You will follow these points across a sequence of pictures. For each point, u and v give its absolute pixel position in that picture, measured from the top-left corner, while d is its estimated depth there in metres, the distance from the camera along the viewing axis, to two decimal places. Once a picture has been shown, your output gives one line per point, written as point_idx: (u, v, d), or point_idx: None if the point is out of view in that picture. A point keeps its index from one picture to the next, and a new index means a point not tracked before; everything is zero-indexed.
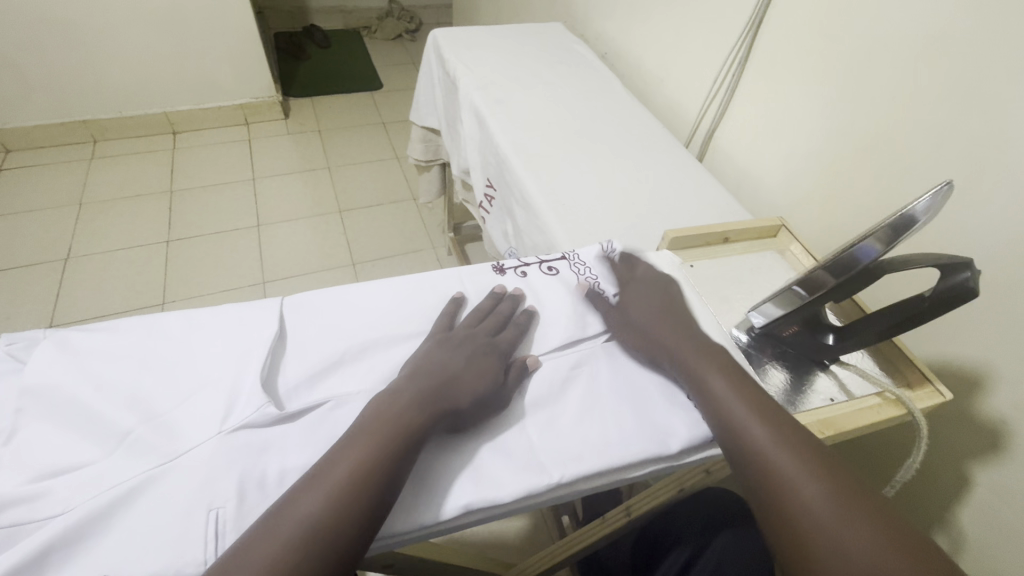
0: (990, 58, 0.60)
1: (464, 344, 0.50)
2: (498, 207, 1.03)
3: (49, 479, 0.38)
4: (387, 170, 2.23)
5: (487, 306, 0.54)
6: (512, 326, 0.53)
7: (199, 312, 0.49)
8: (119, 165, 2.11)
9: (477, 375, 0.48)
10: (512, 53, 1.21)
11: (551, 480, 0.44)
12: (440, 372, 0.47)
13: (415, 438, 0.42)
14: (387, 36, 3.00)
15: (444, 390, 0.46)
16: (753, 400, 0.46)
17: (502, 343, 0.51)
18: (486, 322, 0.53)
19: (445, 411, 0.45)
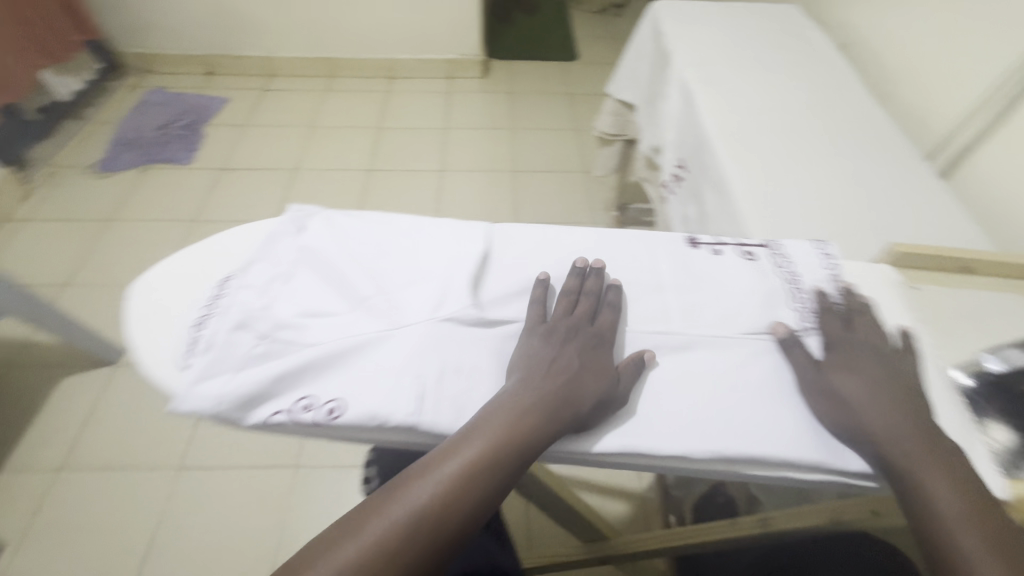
0: None
1: (571, 340, 0.48)
2: (685, 190, 1.00)
3: (311, 317, 0.49)
4: (565, 139, 2.28)
5: (575, 284, 0.52)
6: (608, 309, 0.51)
7: (427, 219, 0.57)
8: (345, 99, 2.46)
9: (603, 376, 0.46)
10: (735, 33, 1.14)
11: (708, 451, 0.44)
12: (551, 366, 0.46)
13: (539, 422, 0.43)
14: (594, 8, 3.02)
15: (566, 387, 0.45)
16: (903, 421, 0.43)
17: (605, 332, 0.49)
18: (580, 310, 0.50)
19: (567, 409, 0.44)
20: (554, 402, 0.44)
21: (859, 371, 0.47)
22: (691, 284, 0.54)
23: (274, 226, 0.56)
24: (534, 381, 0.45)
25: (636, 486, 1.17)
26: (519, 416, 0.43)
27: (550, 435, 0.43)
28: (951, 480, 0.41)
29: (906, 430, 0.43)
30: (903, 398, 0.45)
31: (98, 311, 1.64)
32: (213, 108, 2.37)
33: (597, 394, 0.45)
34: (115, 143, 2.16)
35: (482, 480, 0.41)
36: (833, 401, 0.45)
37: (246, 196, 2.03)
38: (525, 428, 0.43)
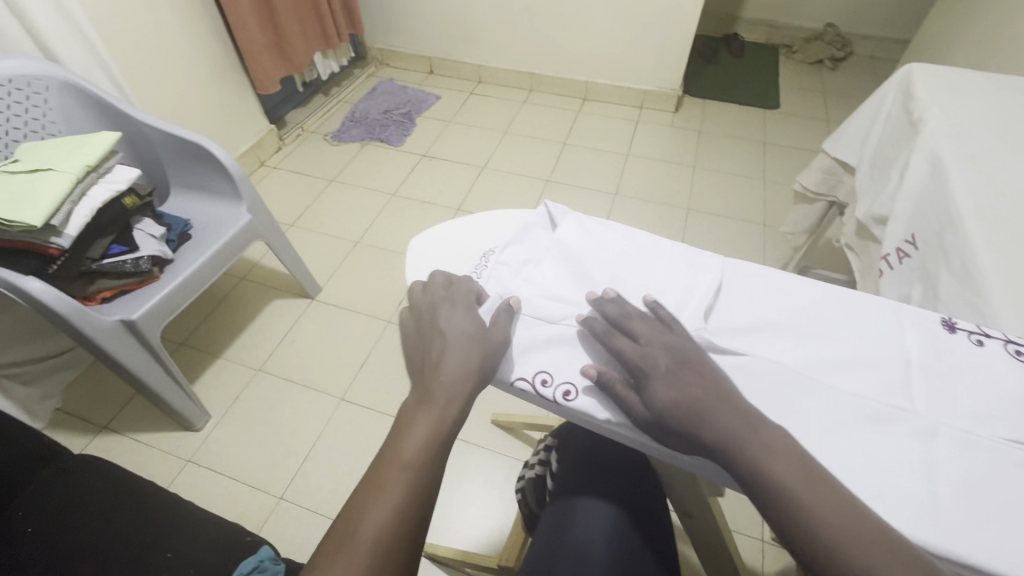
0: None
1: (437, 311, 0.54)
2: (910, 269, 0.92)
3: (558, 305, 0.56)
4: (748, 187, 2.18)
5: (428, 285, 0.57)
6: (456, 282, 0.57)
7: (664, 240, 0.61)
8: (538, 112, 2.64)
9: (471, 321, 0.52)
10: (1010, 110, 1.01)
11: (944, 550, 0.40)
12: (432, 349, 0.51)
13: (456, 396, 0.48)
14: (808, 59, 2.86)
15: (457, 362, 0.49)
16: (765, 441, 0.42)
17: (459, 297, 0.55)
18: (437, 293, 0.56)
19: (468, 375, 0.49)
20: (464, 367, 0.49)
21: (678, 381, 0.46)
22: (942, 369, 0.50)
23: (531, 217, 0.65)
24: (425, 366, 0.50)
25: (762, 566, 1.09)
26: (432, 398, 0.47)
27: (461, 399, 0.48)
28: (830, 497, 0.40)
29: (776, 452, 0.42)
30: (738, 406, 0.44)
31: (310, 253, 1.96)
32: (427, 102, 2.70)
33: (478, 343, 0.51)
34: (348, 119, 2.57)
35: (439, 451, 0.46)
36: (662, 424, 0.45)
37: (438, 181, 2.28)
38: (445, 400, 0.47)
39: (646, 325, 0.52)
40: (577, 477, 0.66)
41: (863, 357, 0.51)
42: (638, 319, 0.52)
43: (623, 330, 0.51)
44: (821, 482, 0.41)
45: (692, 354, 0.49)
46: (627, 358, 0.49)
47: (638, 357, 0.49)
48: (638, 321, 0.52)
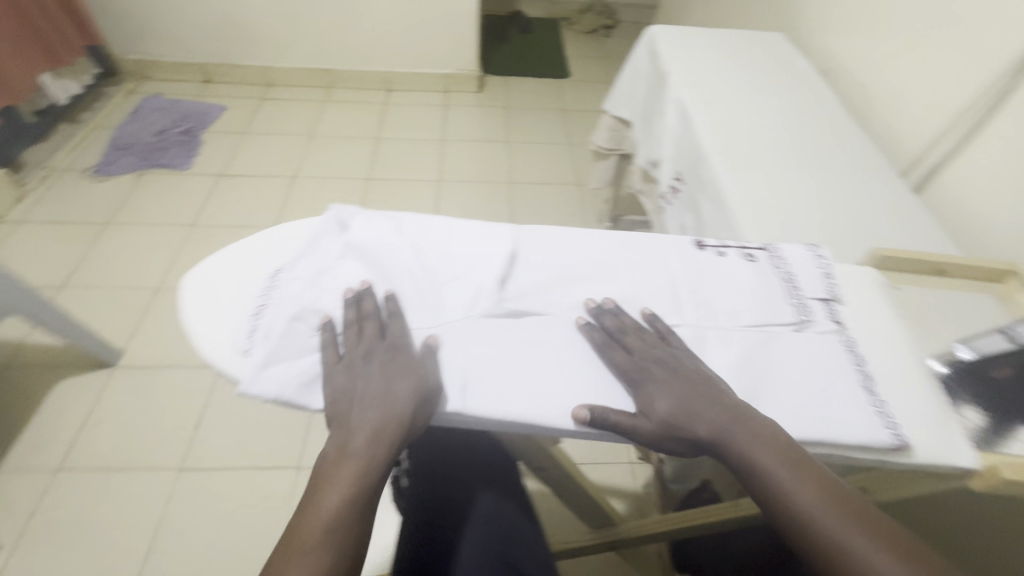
0: None
1: (366, 364, 0.50)
2: (681, 201, 1.07)
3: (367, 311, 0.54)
4: (558, 153, 2.35)
5: (355, 314, 0.53)
6: (393, 320, 0.53)
7: (458, 221, 0.62)
8: (344, 110, 2.50)
9: (406, 370, 0.50)
10: (726, 56, 1.22)
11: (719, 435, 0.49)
12: (364, 399, 0.49)
13: (383, 443, 0.47)
14: (585, 29, 3.14)
15: (388, 412, 0.48)
16: (785, 451, 0.46)
17: (399, 343, 0.52)
18: (366, 334, 0.52)
19: (396, 424, 0.48)
20: (383, 429, 0.48)
21: (673, 389, 0.50)
22: (700, 283, 0.60)
23: (318, 226, 0.60)
24: (352, 421, 0.48)
25: (632, 483, 1.22)
26: (362, 448, 0.47)
27: (387, 447, 0.47)
28: (816, 484, 0.45)
29: (764, 441, 0.47)
30: (737, 408, 0.49)
31: (97, 314, 1.63)
32: (212, 115, 2.39)
33: (415, 391, 0.49)
34: (111, 148, 2.16)
35: (366, 496, 0.46)
36: (661, 430, 0.49)
37: (246, 201, 2.05)
38: (372, 448, 0.47)
39: (653, 341, 0.54)
40: (423, 485, 0.65)
41: (642, 290, 0.59)
42: (644, 336, 0.54)
43: (626, 343, 0.53)
44: (812, 472, 0.46)
45: (687, 365, 0.52)
46: (621, 368, 0.52)
47: (637, 369, 0.51)
48: (642, 337, 0.54)
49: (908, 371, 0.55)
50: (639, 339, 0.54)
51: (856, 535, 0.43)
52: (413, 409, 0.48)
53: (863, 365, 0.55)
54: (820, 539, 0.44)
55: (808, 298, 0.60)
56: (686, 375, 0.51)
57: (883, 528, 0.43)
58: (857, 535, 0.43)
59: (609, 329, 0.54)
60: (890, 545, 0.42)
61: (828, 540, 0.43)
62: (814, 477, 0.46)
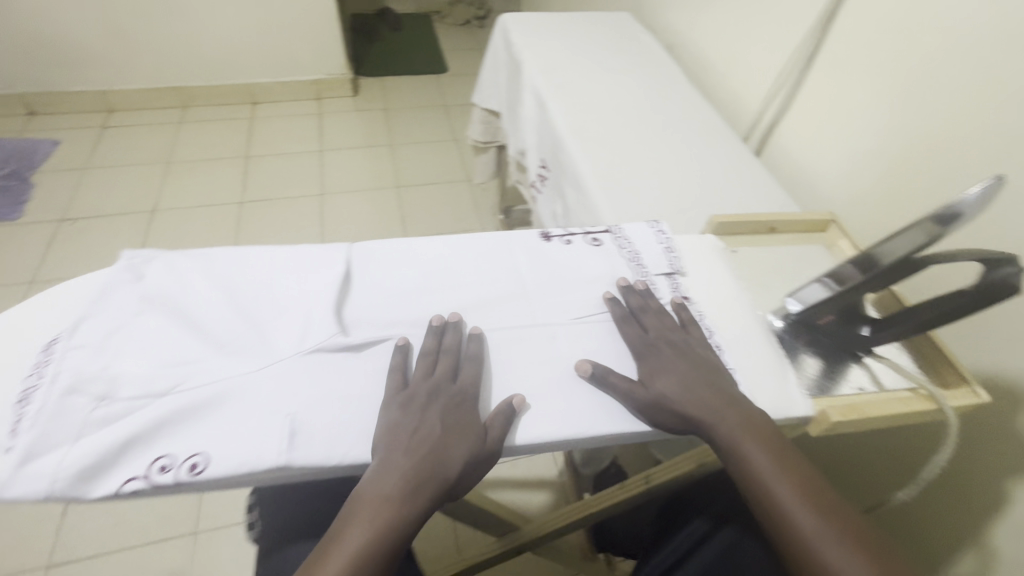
0: None
1: (431, 406, 0.47)
2: (549, 188, 1.06)
3: (168, 368, 0.46)
4: (446, 151, 2.28)
5: (432, 345, 0.50)
6: (468, 363, 0.50)
7: (281, 248, 0.56)
8: (203, 129, 2.25)
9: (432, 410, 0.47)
10: (575, 40, 1.23)
11: (575, 435, 0.47)
12: (377, 440, 0.45)
13: (394, 495, 0.43)
14: (457, 21, 3.07)
15: (407, 458, 0.44)
16: (757, 437, 0.47)
17: (468, 390, 0.48)
18: (438, 372, 0.49)
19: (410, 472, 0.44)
20: (393, 475, 0.44)
21: (678, 373, 0.51)
22: (548, 277, 0.58)
23: (106, 278, 0.51)
24: (395, 457, 0.44)
25: (552, 474, 1.22)
26: (372, 501, 0.43)
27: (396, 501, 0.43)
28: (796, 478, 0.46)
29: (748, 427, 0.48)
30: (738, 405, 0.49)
31: None
32: (40, 152, 2.07)
33: (433, 437, 0.46)
34: None
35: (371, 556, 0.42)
36: (659, 409, 0.49)
37: (97, 246, 1.80)
38: (385, 501, 0.43)
39: (670, 327, 0.54)
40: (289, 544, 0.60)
41: (489, 293, 0.56)
42: (665, 321, 0.55)
43: (638, 325, 0.54)
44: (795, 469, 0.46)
45: (697, 353, 0.53)
46: (632, 348, 0.53)
47: (649, 352, 0.52)
48: (662, 323, 0.55)
49: (749, 333, 0.57)
50: (655, 324, 0.54)
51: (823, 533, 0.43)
52: (463, 471, 0.45)
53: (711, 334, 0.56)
54: (790, 535, 0.44)
55: (653, 275, 0.60)
56: (698, 361, 0.52)
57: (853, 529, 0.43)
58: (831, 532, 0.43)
59: (628, 312, 0.55)
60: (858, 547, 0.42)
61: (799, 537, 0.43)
62: (794, 466, 0.46)
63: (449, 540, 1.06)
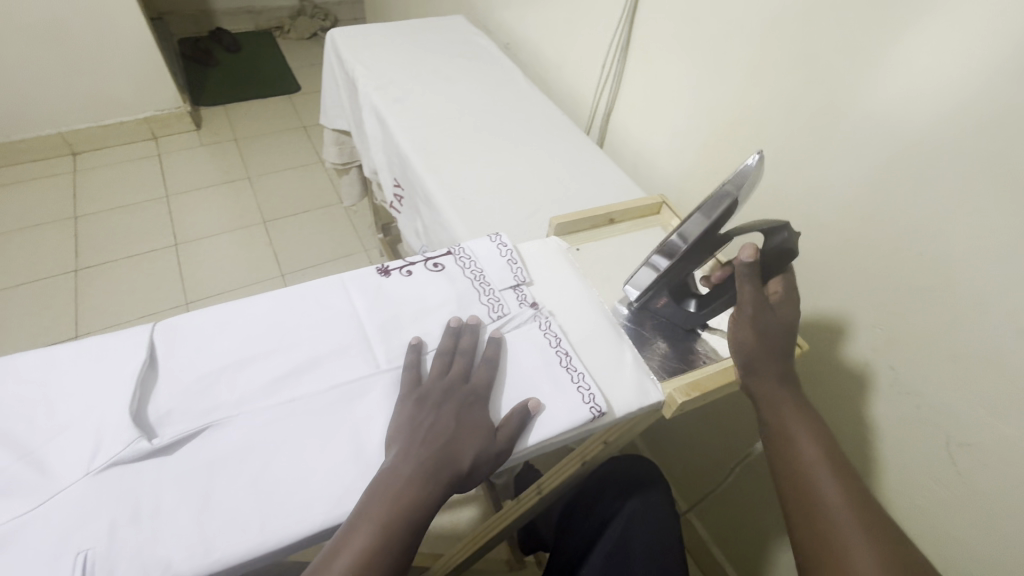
0: (813, 50, 0.68)
1: (446, 400, 0.48)
2: (406, 206, 1.03)
3: None
4: (312, 176, 2.13)
5: (448, 346, 0.53)
6: (482, 364, 0.52)
7: (62, 347, 0.47)
8: (11, 196, 1.87)
9: (469, 408, 0.48)
10: (410, 50, 1.19)
11: None
12: (430, 427, 0.45)
13: (441, 480, 0.43)
14: (302, 35, 2.88)
15: (446, 446, 0.44)
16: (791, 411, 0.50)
17: (480, 388, 0.50)
18: (452, 372, 0.51)
19: (454, 464, 0.44)
20: (441, 458, 0.44)
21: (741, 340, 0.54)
22: (389, 316, 0.55)
23: None
24: (413, 447, 0.44)
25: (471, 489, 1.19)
26: (410, 478, 0.42)
27: (440, 488, 0.43)
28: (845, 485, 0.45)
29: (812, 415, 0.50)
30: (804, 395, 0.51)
31: None
32: None
33: (480, 436, 0.46)
34: None
35: (407, 532, 0.40)
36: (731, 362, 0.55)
37: None
38: (429, 482, 0.42)
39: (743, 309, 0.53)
40: None
41: (325, 348, 0.52)
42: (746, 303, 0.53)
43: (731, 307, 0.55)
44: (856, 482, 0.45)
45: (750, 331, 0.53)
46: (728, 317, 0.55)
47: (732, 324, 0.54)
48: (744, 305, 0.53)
49: (595, 331, 0.59)
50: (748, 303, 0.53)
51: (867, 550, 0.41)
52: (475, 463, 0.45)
53: (561, 342, 0.56)
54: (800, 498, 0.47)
55: (498, 290, 0.59)
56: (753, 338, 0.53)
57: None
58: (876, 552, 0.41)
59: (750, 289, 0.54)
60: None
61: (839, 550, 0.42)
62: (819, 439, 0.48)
63: None
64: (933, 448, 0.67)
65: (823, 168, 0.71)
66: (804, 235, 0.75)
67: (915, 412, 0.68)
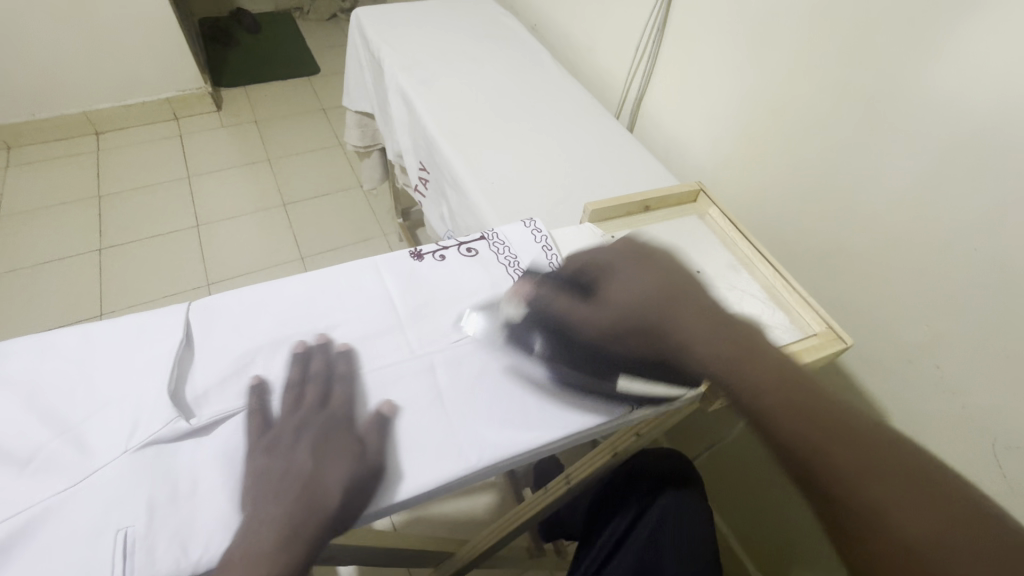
0: (866, 31, 0.65)
1: (299, 440, 0.42)
2: (432, 191, 1.01)
3: None
4: (332, 158, 2.12)
5: (296, 375, 0.46)
6: (339, 384, 0.47)
7: (99, 325, 0.47)
8: (37, 175, 1.89)
9: (330, 442, 0.43)
10: (436, 30, 1.17)
11: (465, 471, 0.44)
12: (285, 476, 0.40)
13: (313, 528, 0.39)
14: (321, 16, 2.86)
15: (306, 493, 0.40)
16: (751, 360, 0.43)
17: (337, 413, 0.45)
18: (305, 401, 0.45)
19: (321, 509, 0.39)
20: (303, 509, 0.39)
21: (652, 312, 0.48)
22: (423, 300, 0.54)
23: None
24: (269, 503, 0.39)
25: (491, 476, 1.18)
26: (276, 543, 0.37)
27: (313, 538, 0.38)
28: (820, 415, 0.39)
29: (743, 349, 0.44)
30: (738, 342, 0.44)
31: None
32: None
33: (347, 470, 0.42)
34: None
35: None
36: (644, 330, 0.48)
37: None
38: (297, 538, 0.38)
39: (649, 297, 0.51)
40: None
41: (360, 331, 0.51)
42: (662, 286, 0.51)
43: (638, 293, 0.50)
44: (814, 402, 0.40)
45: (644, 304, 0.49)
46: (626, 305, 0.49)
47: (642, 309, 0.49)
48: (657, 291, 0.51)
49: None
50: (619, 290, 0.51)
51: (877, 478, 0.36)
52: (343, 499, 0.40)
53: None
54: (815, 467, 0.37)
55: (534, 276, 0.58)
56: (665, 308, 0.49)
57: (927, 488, 0.35)
58: (889, 477, 0.36)
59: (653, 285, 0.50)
60: (943, 510, 0.34)
61: (857, 493, 0.36)
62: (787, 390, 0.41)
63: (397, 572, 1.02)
64: (976, 449, 0.64)
65: (871, 157, 0.68)
66: (848, 226, 0.72)
67: (960, 412, 0.65)
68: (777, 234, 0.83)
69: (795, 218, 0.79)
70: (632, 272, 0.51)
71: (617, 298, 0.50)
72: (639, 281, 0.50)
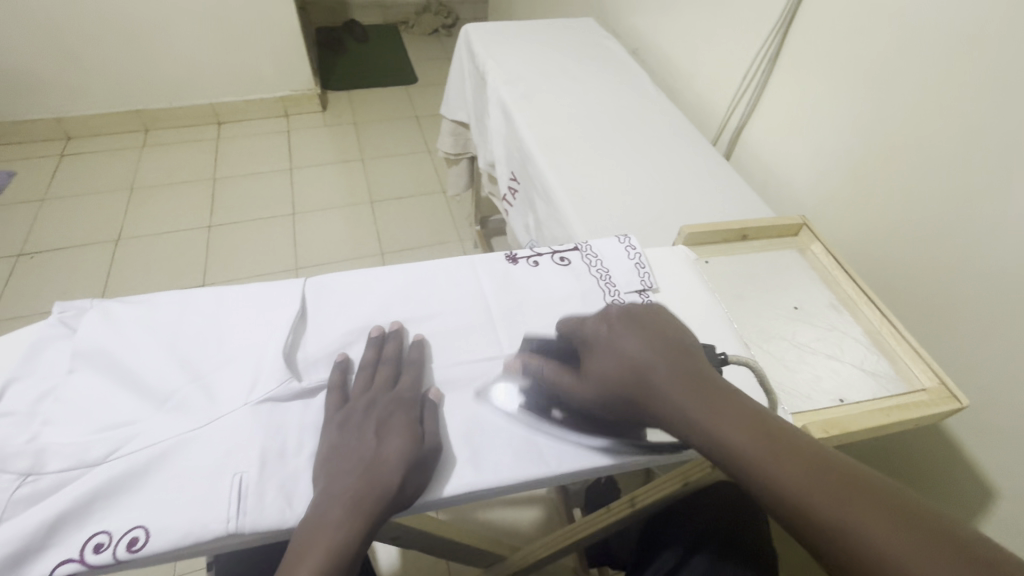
0: (1009, 70, 0.60)
1: (368, 417, 0.45)
2: (520, 200, 1.04)
3: (107, 432, 0.42)
4: (419, 163, 2.23)
5: (372, 356, 0.49)
6: (408, 368, 0.49)
7: (231, 289, 0.53)
8: (166, 155, 2.12)
9: (395, 422, 0.45)
10: (539, 49, 1.20)
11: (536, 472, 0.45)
12: (355, 449, 0.43)
13: (377, 502, 0.40)
14: (424, 30, 3.02)
15: (371, 468, 0.42)
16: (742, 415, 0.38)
17: (406, 394, 0.47)
18: (377, 381, 0.48)
19: (385, 484, 0.41)
20: (369, 482, 0.41)
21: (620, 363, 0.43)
22: (514, 302, 0.56)
23: (38, 334, 0.48)
24: (340, 474, 0.41)
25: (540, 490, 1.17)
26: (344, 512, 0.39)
27: (378, 512, 0.40)
28: (812, 473, 0.34)
29: (730, 402, 0.39)
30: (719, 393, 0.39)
31: None
32: None
33: (410, 448, 0.43)
34: None
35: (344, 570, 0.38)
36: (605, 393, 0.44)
37: (54, 281, 1.69)
38: (362, 509, 0.40)
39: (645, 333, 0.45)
40: None
41: (453, 325, 0.53)
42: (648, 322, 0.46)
43: (608, 349, 0.45)
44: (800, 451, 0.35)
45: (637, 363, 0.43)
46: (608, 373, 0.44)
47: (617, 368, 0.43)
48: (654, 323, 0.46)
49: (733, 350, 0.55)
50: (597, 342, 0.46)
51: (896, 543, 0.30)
52: (404, 472, 0.42)
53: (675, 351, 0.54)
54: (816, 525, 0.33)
55: (623, 291, 0.58)
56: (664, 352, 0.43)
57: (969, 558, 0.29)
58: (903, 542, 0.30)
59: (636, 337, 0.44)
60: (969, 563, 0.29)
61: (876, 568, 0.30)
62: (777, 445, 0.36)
63: (439, 568, 1.03)
64: None
65: (1004, 205, 0.62)
66: (968, 278, 0.66)
67: None
68: (882, 278, 0.78)
69: (905, 263, 0.74)
70: (620, 337, 0.45)
71: (598, 372, 0.44)
72: (631, 346, 0.44)
